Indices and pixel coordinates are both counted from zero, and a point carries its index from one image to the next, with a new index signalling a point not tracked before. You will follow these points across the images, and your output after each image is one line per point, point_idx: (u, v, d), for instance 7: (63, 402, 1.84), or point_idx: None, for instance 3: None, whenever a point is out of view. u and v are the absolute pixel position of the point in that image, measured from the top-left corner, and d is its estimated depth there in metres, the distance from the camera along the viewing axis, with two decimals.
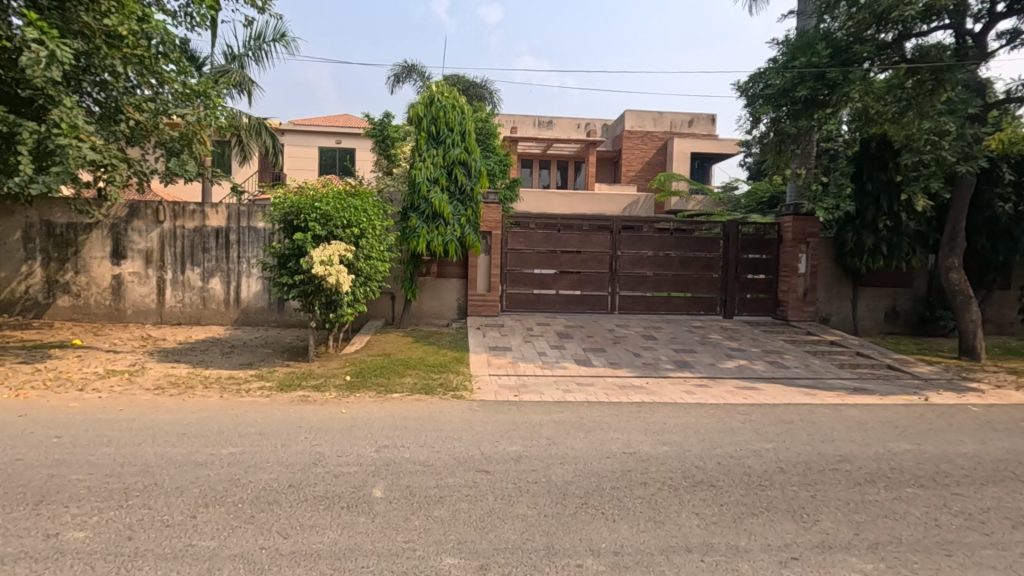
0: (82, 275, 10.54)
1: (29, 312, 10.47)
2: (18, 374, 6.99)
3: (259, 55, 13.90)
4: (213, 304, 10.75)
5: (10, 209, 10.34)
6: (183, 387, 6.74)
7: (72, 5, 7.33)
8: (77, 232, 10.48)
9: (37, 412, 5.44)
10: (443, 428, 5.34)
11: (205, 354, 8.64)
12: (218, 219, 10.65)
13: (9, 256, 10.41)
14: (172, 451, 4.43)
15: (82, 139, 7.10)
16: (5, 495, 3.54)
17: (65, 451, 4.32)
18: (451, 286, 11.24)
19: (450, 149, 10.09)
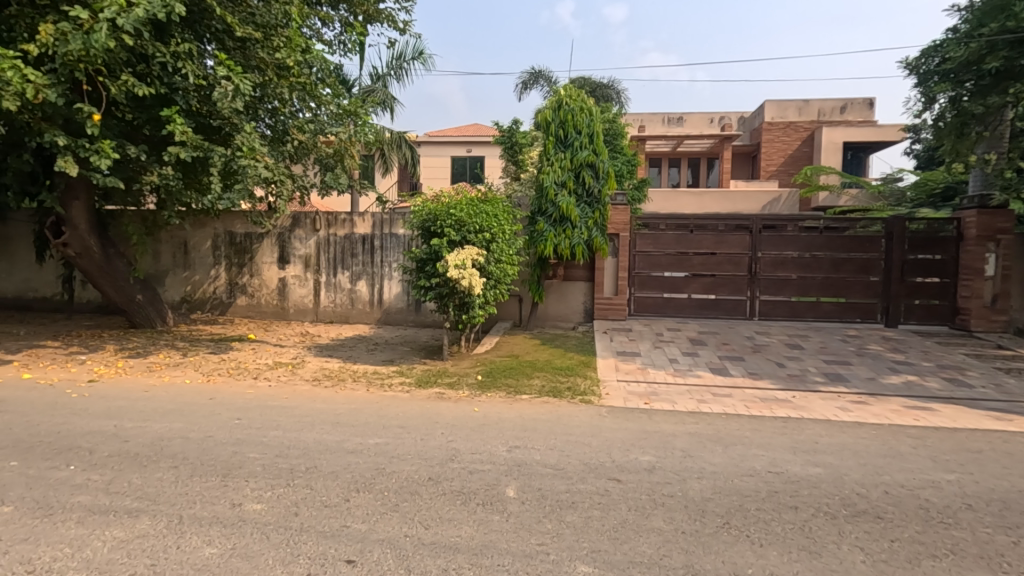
0: (255, 278, 12.10)
1: (217, 309, 12.25)
2: (208, 363, 8.20)
3: (400, 73, 14.99)
4: (360, 304, 11.77)
5: (202, 221, 12.15)
6: (335, 379, 7.46)
7: (251, 43, 8.43)
8: (252, 241, 12.04)
9: (223, 396, 6.33)
10: (573, 432, 5.32)
11: (353, 350, 9.49)
12: (365, 227, 11.65)
13: (202, 261, 12.23)
14: (328, 438, 4.90)
15: (258, 160, 8.18)
16: (200, 466, 4.14)
17: (245, 433, 4.96)
18: (578, 288, 11.16)
19: (578, 152, 10.06)
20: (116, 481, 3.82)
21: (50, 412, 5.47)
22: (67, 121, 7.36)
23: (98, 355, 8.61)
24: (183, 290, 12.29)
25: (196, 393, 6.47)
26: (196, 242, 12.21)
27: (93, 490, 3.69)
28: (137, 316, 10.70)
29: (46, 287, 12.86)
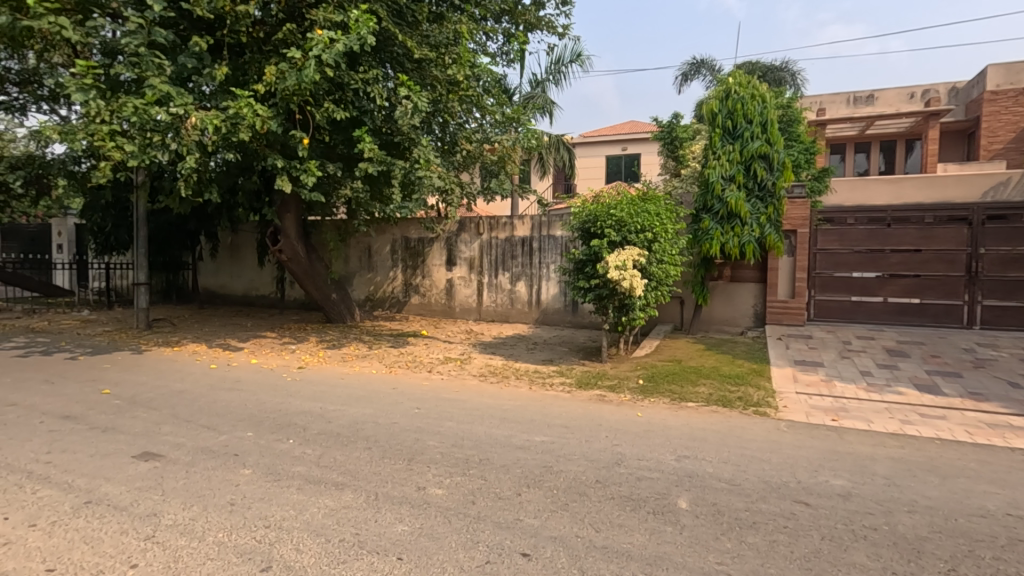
0: (427, 279, 13.16)
1: (394, 307, 13.56)
2: (390, 356, 9.10)
3: (558, 77, 15.25)
4: (519, 304, 12.19)
5: (383, 228, 13.54)
6: (500, 376, 7.83)
7: (427, 63, 9.15)
8: (424, 245, 13.12)
9: (403, 386, 7.00)
10: (748, 445, 4.93)
11: (514, 349, 9.87)
12: (524, 229, 12.04)
13: (382, 264, 13.63)
14: (497, 432, 5.14)
15: (433, 170, 8.83)
16: (389, 449, 4.60)
17: (424, 422, 5.41)
18: (747, 290, 10.31)
19: (748, 143, 9.33)
20: (324, 456, 4.41)
21: (273, 392, 6.51)
22: (284, 146, 8.66)
23: (304, 345, 10.04)
24: (368, 290, 13.82)
25: (382, 382, 7.23)
26: (378, 247, 13.64)
27: (307, 462, 4.29)
28: (333, 312, 12.26)
29: (265, 286, 15.34)
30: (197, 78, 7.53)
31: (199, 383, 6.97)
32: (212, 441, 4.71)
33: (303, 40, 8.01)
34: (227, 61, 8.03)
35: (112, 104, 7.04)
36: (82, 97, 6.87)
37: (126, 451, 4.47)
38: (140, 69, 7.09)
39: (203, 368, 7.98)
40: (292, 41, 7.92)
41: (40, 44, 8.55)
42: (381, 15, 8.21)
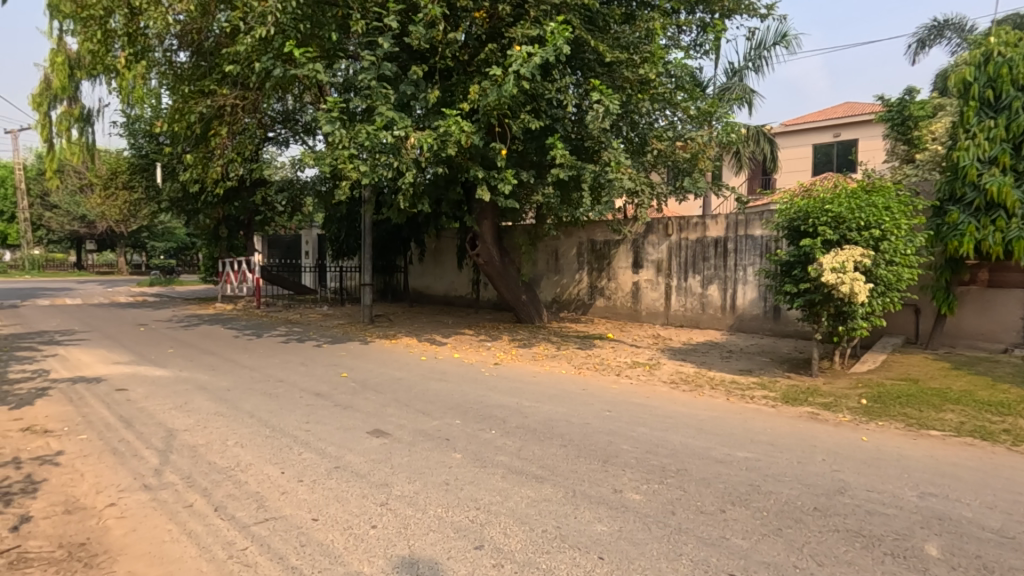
0: (612, 282, 13.10)
1: (580, 309, 13.77)
2: (578, 357, 9.24)
3: (759, 63, 14.05)
4: (711, 309, 11.48)
5: (570, 231, 13.84)
6: (693, 384, 7.43)
7: (618, 65, 9.13)
8: (610, 248, 13.09)
9: (593, 388, 7.06)
10: (1022, 490, 3.96)
11: (706, 356, 9.31)
12: (718, 229, 11.31)
13: (569, 267, 13.93)
14: (695, 443, 4.89)
15: (623, 172, 8.75)
16: (583, 449, 4.68)
17: (615, 425, 5.39)
18: (1014, 298, 8.30)
19: (1019, 115, 7.51)
20: (523, 448, 4.65)
21: (473, 385, 7.07)
22: (483, 158, 9.35)
23: (498, 343, 10.73)
24: (555, 292, 14.25)
25: (571, 382, 7.38)
26: (565, 250, 13.98)
27: (509, 452, 4.57)
28: (523, 312, 12.86)
29: (463, 287, 16.75)
30: (414, 102, 8.53)
31: (413, 372, 7.89)
32: (427, 425, 5.28)
33: (503, 58, 8.59)
34: (438, 85, 8.96)
35: (350, 132, 8.32)
36: (329, 128, 8.25)
37: (361, 427, 5.24)
38: (372, 99, 8.27)
39: (415, 360, 9.00)
40: (493, 60, 8.54)
41: (300, 89, 10.49)
42: (574, 23, 8.40)
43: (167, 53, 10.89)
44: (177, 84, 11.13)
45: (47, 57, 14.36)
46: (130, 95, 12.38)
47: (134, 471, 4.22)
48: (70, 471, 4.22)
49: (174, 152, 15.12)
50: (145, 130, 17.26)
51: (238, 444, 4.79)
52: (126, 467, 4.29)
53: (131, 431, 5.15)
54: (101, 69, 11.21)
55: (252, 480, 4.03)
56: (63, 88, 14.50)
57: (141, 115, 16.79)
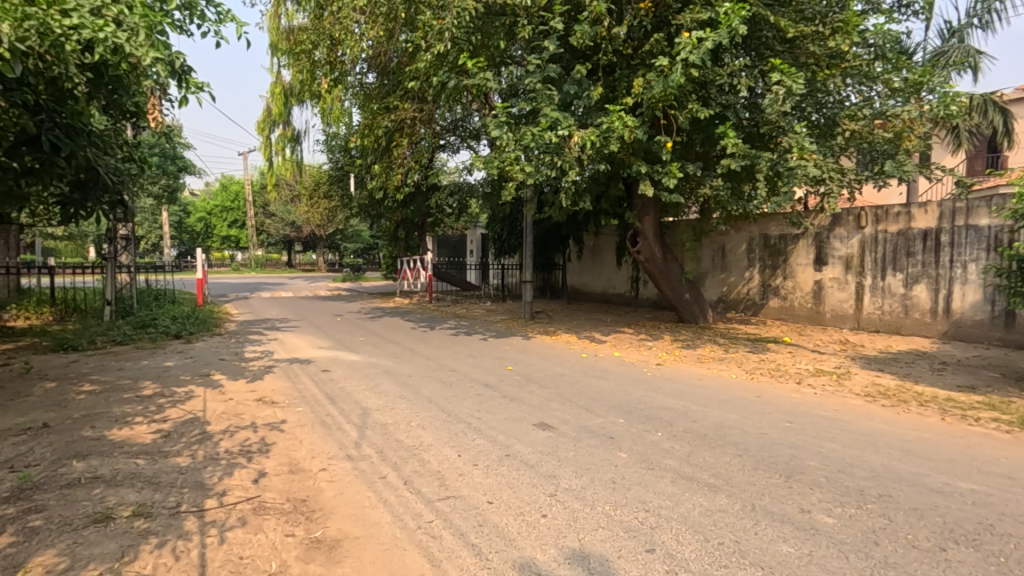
0: (789, 280, 11.89)
1: (750, 310, 12.76)
2: (749, 361, 8.56)
3: (987, 18, 11.68)
4: (917, 313, 9.86)
5: (740, 226, 12.87)
6: (895, 399, 6.44)
7: (801, 40, 8.34)
8: (787, 243, 11.90)
9: (769, 396, 6.48)
10: None
11: (911, 367, 8.02)
12: (927, 219, 9.68)
13: (737, 264, 12.96)
14: (901, 467, 4.24)
15: (808, 159, 7.88)
16: (762, 461, 4.32)
17: (799, 438, 4.89)
18: None
19: None
20: (693, 454, 4.45)
21: (636, 385, 6.93)
22: (647, 153, 9.09)
23: (660, 343, 10.38)
24: (721, 290, 13.38)
25: (744, 389, 6.86)
26: (733, 246, 13.04)
27: (678, 457, 4.40)
28: (686, 312, 12.26)
29: (621, 285, 16.49)
30: (577, 101, 8.59)
31: (575, 369, 7.98)
32: (592, 422, 5.31)
33: (669, 46, 8.27)
34: (601, 81, 8.91)
35: (515, 135, 8.59)
36: (497, 132, 8.62)
37: (528, 419, 5.43)
38: (536, 102, 8.47)
39: (576, 356, 9.08)
40: (659, 50, 8.26)
41: (470, 98, 11.17)
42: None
43: (359, 76, 12.35)
44: (367, 102, 12.55)
45: (270, 89, 17.18)
46: (329, 115, 14.24)
47: (339, 441, 4.88)
48: (291, 437, 5.02)
49: (363, 163, 17.13)
50: (341, 146, 19.76)
51: (420, 426, 5.28)
52: (333, 438, 4.97)
53: (335, 407, 5.95)
54: (309, 95, 13.05)
55: (433, 460, 4.41)
56: (281, 114, 17.26)
57: (337, 132, 19.28)
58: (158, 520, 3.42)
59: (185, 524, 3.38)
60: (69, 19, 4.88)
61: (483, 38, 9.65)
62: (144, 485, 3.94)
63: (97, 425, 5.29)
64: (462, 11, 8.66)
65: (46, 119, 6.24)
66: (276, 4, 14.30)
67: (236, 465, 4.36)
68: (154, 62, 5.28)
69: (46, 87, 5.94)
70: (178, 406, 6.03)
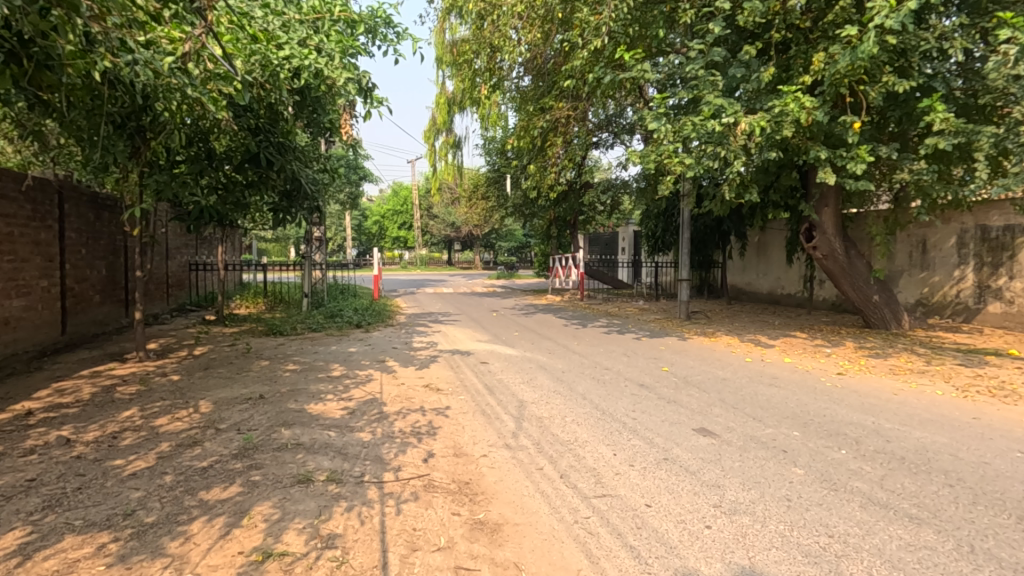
0: (1017, 281, 9.78)
1: (960, 316, 10.76)
2: (961, 376, 7.21)
3: None
4: None
5: (949, 216, 10.90)
6: None
7: None
8: (1014, 235, 9.82)
9: (990, 419, 5.40)
10: None
11: None
12: None
13: (944, 261, 11.02)
14: None
15: None
16: (985, 496, 3.61)
17: None
18: None
19: None
20: (889, 479, 3.87)
21: (813, 395, 6.23)
22: (828, 136, 8.12)
23: (841, 350, 9.20)
24: (919, 292, 11.50)
25: (955, 408, 5.79)
26: (938, 240, 11.12)
27: (868, 479, 3.86)
28: (873, 316, 10.72)
29: (793, 285, 14.97)
30: (745, 85, 7.94)
31: (739, 373, 7.42)
32: (761, 432, 4.88)
33: (859, 13, 7.30)
34: (773, 61, 8.19)
35: (675, 126, 8.12)
36: (654, 125, 8.18)
37: (688, 424, 5.17)
38: (698, 90, 7.96)
39: (740, 361, 8.43)
40: (846, 19, 7.34)
41: (625, 92, 10.94)
42: None
43: (515, 80, 12.82)
44: (523, 104, 12.93)
45: (436, 100, 18.59)
46: (487, 120, 14.94)
47: (498, 430, 5.09)
48: (456, 423, 5.36)
49: (518, 164, 17.76)
50: (498, 149, 20.64)
51: (575, 421, 5.30)
52: (493, 427, 5.21)
53: (494, 398, 6.23)
54: (470, 102, 13.79)
55: (589, 456, 4.40)
56: (444, 121, 18.60)
57: (494, 136, 20.24)
58: (347, 486, 3.87)
59: (368, 493, 3.78)
60: (283, 51, 5.70)
61: (640, 28, 9.41)
62: (335, 455, 4.49)
63: (299, 400, 6.16)
64: (620, 4, 8.53)
65: (265, 139, 7.41)
66: (441, 21, 15.37)
67: (408, 444, 4.77)
68: (346, 81, 6.05)
69: (264, 112, 7.08)
70: (360, 388, 6.78)
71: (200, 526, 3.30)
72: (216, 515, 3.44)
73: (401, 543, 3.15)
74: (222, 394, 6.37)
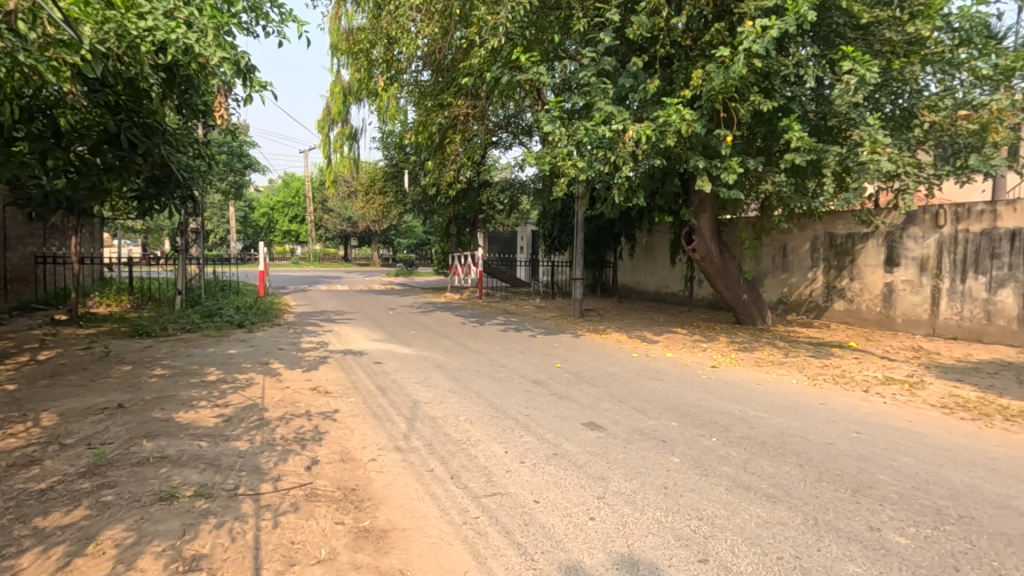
0: (856, 282, 11.19)
1: (812, 313, 12.15)
2: (812, 367, 8.11)
3: None
4: (1001, 320, 8.99)
5: (805, 224, 12.24)
6: (975, 412, 5.86)
7: (876, 26, 8.13)
8: (854, 242, 11.22)
9: (834, 403, 6.14)
10: None
11: (996, 378, 7.26)
12: (1016, 218, 8.80)
13: (800, 264, 12.36)
14: (985, 486, 3.91)
15: (880, 152, 7.41)
16: (827, 472, 4.09)
17: (869, 450, 4.60)
18: None
19: None
20: (751, 462, 4.26)
21: (691, 387, 6.72)
22: (705, 148, 8.78)
23: (715, 344, 10.01)
24: (780, 291, 12.83)
25: (807, 395, 6.51)
26: (795, 245, 12.46)
27: (734, 464, 4.22)
28: (743, 313, 11.77)
29: (675, 285, 16.08)
30: (633, 95, 8.37)
31: (626, 368, 7.81)
32: (644, 424, 5.17)
33: (731, 35, 8.00)
34: (658, 74, 8.71)
35: (568, 129, 8.39)
36: (550, 127, 8.35)
37: (577, 418, 5.35)
38: (590, 96, 8.27)
39: (627, 356, 8.91)
40: (721, 40, 7.99)
41: (524, 95, 11.12)
42: None
43: (414, 74, 12.56)
44: (421, 99, 12.69)
45: (331, 88, 17.77)
46: (386, 113, 14.51)
47: (389, 433, 4.95)
48: (344, 427, 5.13)
49: (417, 159, 17.44)
50: (396, 143, 20.16)
51: (468, 420, 5.29)
52: (383, 429, 5.06)
53: (386, 398, 6.06)
54: (366, 93, 13.28)
55: (480, 455, 4.40)
56: (339, 112, 17.81)
57: (392, 130, 19.68)
58: (217, 501, 3.55)
59: (242, 506, 3.50)
60: (144, 21, 5.16)
61: (537, 32, 9.60)
62: (206, 467, 4.11)
63: (166, 407, 5.59)
64: (517, 5, 8.63)
65: (126, 118, 6.62)
66: (337, 6, 14.70)
67: (290, 451, 4.49)
68: (221, 61, 5.46)
69: (125, 88, 6.31)
70: (238, 392, 6.30)
71: (33, 558, 2.87)
72: (54, 544, 3.00)
73: (276, 558, 2.94)
74: (71, 405, 5.61)
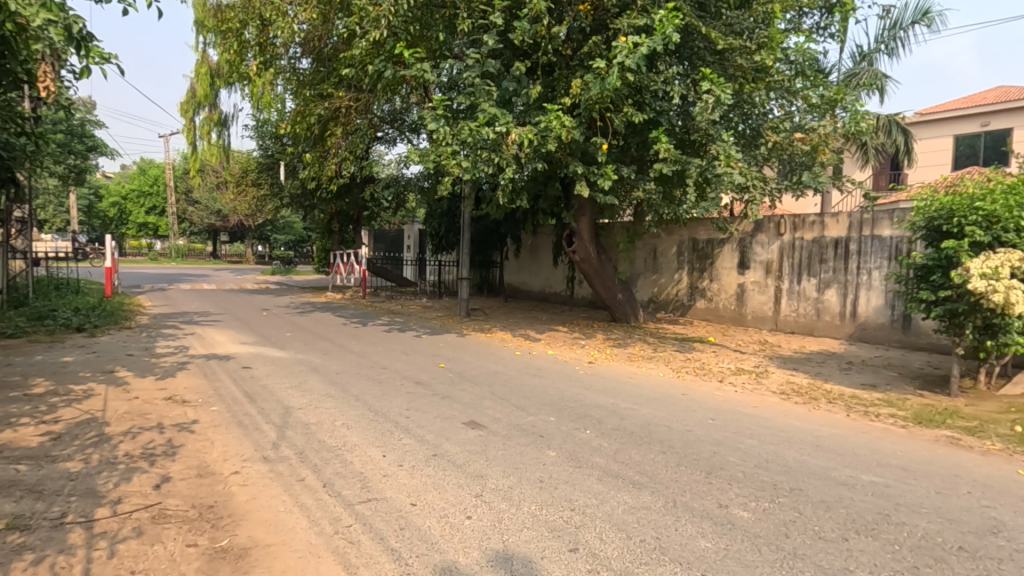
0: (715, 283, 12.36)
1: (678, 311, 13.20)
2: (677, 360, 8.81)
3: (892, 44, 14.51)
4: (828, 316, 10.39)
5: (672, 229, 13.26)
6: (806, 396, 6.71)
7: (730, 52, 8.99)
8: (713, 246, 12.36)
9: (695, 393, 6.72)
10: None
11: (823, 367, 8.38)
12: (839, 228, 10.22)
13: (668, 266, 13.38)
14: (812, 461, 4.49)
15: (733, 167, 8.24)
16: (686, 457, 4.46)
17: (722, 435, 5.09)
18: None
19: None
20: (621, 452, 4.51)
21: (570, 383, 7.00)
22: (584, 154, 9.19)
23: (593, 341, 10.52)
24: (651, 291, 13.79)
25: (672, 387, 7.06)
26: (664, 248, 13.46)
27: (605, 455, 4.45)
28: (618, 312, 12.50)
29: (558, 284, 16.67)
30: (517, 98, 8.55)
31: (509, 366, 7.95)
32: (524, 421, 5.28)
33: (606, 49, 8.44)
34: (540, 80, 8.95)
35: (453, 129, 8.38)
36: (434, 125, 8.29)
37: (459, 418, 5.34)
38: (475, 97, 8.32)
39: (510, 354, 9.07)
40: (597, 53, 8.39)
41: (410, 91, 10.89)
42: (687, 10, 8.05)
43: (291, 60, 11.79)
44: (299, 88, 11.94)
45: (195, 68, 16.15)
46: (260, 100, 13.50)
47: (256, 442, 4.59)
48: (203, 438, 4.68)
49: (295, 151, 16.42)
50: (272, 133, 18.83)
51: (345, 425, 5.07)
52: (249, 439, 4.68)
53: (254, 406, 5.62)
54: (238, 77, 12.26)
55: (357, 461, 4.23)
56: (205, 95, 16.26)
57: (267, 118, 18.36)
58: (37, 533, 3.06)
59: (69, 537, 3.05)
60: None
61: (422, 28, 9.45)
62: (24, 494, 3.53)
63: None
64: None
65: None
66: None
67: (136, 469, 4.00)
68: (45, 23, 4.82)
69: None
70: (72, 406, 5.49)
71: None
72: None
73: None
74: None
